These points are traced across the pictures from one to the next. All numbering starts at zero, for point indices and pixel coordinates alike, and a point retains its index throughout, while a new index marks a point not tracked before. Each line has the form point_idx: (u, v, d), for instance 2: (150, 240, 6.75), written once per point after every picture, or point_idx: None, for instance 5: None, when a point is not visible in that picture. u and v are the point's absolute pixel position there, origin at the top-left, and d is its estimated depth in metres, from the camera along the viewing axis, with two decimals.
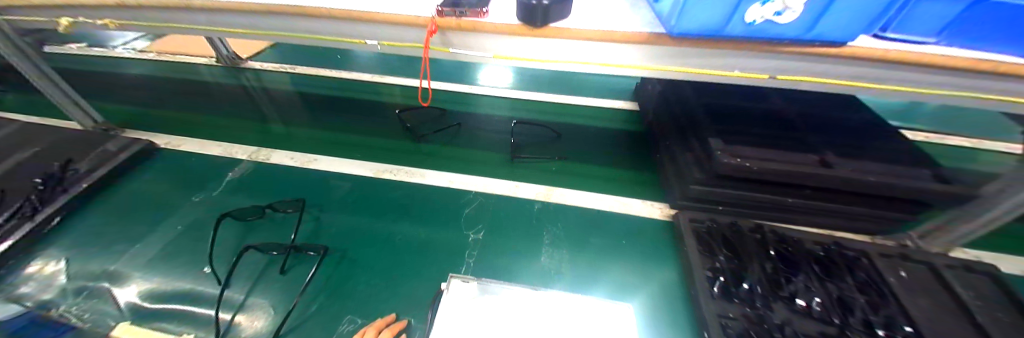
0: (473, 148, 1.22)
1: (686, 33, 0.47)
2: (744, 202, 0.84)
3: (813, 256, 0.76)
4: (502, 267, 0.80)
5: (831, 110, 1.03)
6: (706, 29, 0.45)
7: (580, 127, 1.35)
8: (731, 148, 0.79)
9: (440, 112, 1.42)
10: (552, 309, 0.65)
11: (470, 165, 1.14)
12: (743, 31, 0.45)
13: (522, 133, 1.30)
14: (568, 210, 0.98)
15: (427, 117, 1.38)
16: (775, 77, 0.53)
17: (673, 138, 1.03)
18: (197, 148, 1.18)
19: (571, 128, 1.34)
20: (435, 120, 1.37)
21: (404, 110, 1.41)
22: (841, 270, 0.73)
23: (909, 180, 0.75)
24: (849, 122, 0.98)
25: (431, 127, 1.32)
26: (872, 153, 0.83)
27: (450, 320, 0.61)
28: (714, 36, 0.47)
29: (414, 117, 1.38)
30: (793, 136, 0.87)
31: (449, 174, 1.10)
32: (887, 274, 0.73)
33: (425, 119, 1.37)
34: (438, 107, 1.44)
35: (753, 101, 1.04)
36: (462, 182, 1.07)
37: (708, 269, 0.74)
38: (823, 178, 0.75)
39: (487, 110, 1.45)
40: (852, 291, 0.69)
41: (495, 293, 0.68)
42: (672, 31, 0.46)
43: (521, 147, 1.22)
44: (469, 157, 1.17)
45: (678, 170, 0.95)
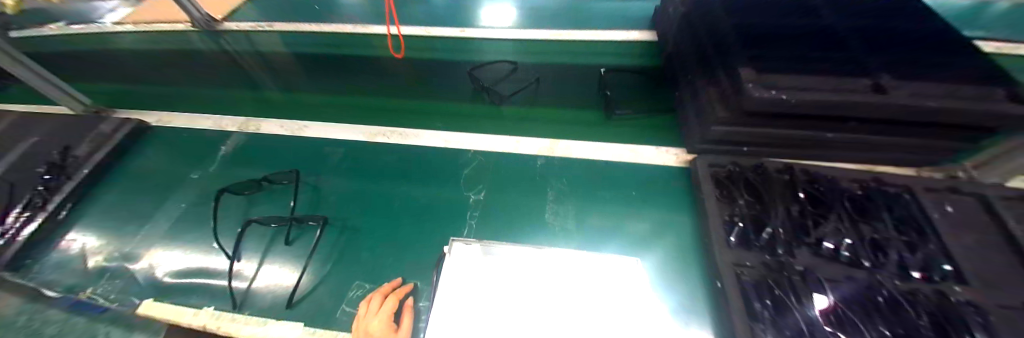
0: (471, 101, 1.13)
1: None
2: (771, 140, 0.75)
3: (846, 196, 0.69)
4: (506, 226, 0.78)
5: (889, 20, 0.86)
6: None
7: (588, 67, 1.21)
8: (763, 79, 0.68)
9: (511, 67, 1.24)
10: (561, 268, 0.63)
11: (467, 121, 1.07)
12: None
13: (615, 85, 1.13)
14: (575, 163, 0.91)
15: (500, 74, 1.22)
16: None
17: (694, 72, 0.90)
18: (188, 123, 1.15)
19: (578, 70, 1.21)
20: (509, 76, 1.21)
21: (474, 68, 1.24)
22: (878, 209, 0.66)
23: (979, 102, 0.63)
24: (910, 33, 0.82)
25: (509, 86, 1.17)
26: (936, 71, 0.70)
27: (455, 282, 0.59)
28: None
29: (487, 75, 1.22)
30: (841, 56, 0.73)
31: (444, 133, 1.03)
32: (931, 211, 0.66)
33: (498, 77, 1.21)
34: (507, 61, 1.27)
35: (793, 17, 0.87)
36: (459, 140, 1.00)
37: (726, 215, 0.68)
38: (873, 107, 0.63)
39: (482, 56, 1.31)
40: (889, 231, 0.63)
41: (498, 253, 0.65)
42: None
43: (616, 101, 1.07)
44: (466, 113, 1.09)
45: (697, 109, 0.85)
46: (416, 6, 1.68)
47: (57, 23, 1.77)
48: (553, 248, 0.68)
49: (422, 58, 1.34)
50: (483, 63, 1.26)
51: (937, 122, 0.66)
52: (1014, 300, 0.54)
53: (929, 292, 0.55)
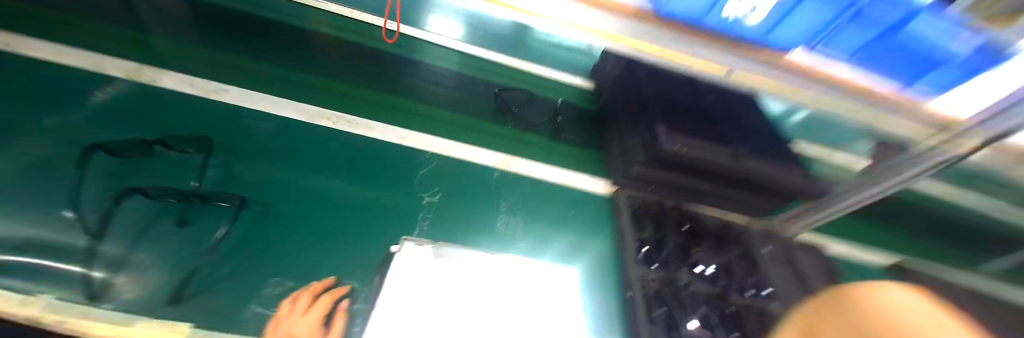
0: (432, 103, 1.12)
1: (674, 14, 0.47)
2: (672, 185, 0.96)
3: (712, 233, 0.93)
4: (456, 231, 0.79)
5: (751, 111, 1.20)
6: (689, 16, 0.47)
7: (542, 97, 1.34)
8: (672, 136, 0.88)
9: (529, 94, 1.31)
10: (506, 273, 0.69)
11: (426, 121, 1.05)
12: (719, 24, 0.49)
13: (566, 115, 1.30)
14: (524, 179, 1.00)
15: (527, 101, 1.27)
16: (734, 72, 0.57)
17: (624, 121, 1.09)
18: (43, 54, 0.87)
19: (532, 96, 1.32)
20: (532, 104, 1.28)
21: (504, 90, 1.26)
22: (730, 245, 0.91)
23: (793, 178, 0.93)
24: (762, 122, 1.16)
25: (531, 115, 1.23)
26: (771, 152, 1.01)
27: (403, 284, 0.60)
28: (693, 25, 0.49)
29: (516, 99, 1.26)
30: (719, 131, 1.01)
31: (398, 129, 1.00)
32: (759, 248, 0.95)
33: (522, 101, 1.26)
34: (472, 73, 1.30)
35: (694, 94, 1.15)
36: (414, 140, 0.99)
37: (636, 239, 0.84)
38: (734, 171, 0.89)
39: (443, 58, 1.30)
40: (736, 261, 0.87)
41: (448, 256, 0.68)
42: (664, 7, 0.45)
43: (563, 127, 1.24)
44: (426, 113, 1.08)
45: (624, 151, 1.03)
46: None
47: None
48: (501, 254, 0.73)
49: None
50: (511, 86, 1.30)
51: (768, 185, 0.96)
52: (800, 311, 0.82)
53: (757, 305, 0.78)
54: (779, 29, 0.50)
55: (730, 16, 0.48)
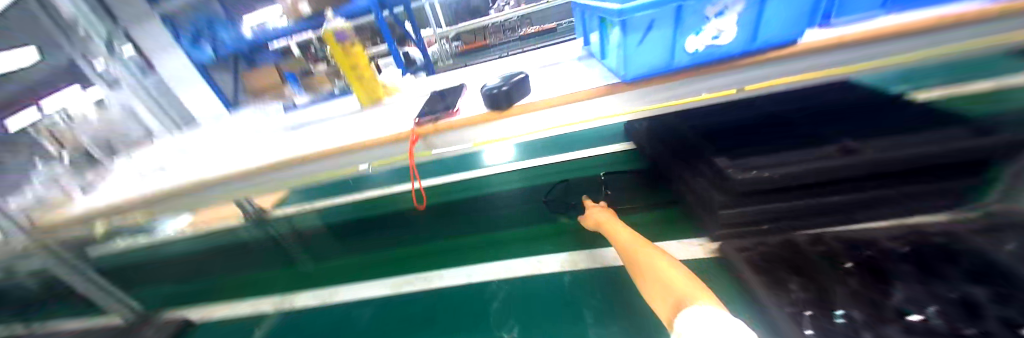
0: (490, 230, 1.19)
1: (639, 76, 0.63)
2: (784, 214, 0.76)
3: (898, 257, 0.65)
4: None
5: (824, 96, 1.02)
6: (657, 68, 0.62)
7: (584, 180, 1.31)
8: (740, 162, 0.76)
9: (566, 184, 1.31)
10: None
11: (489, 250, 1.09)
12: (691, 58, 0.61)
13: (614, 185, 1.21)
14: (599, 274, 0.89)
15: (577, 189, 1.26)
16: (742, 88, 0.64)
17: (676, 167, 0.99)
18: (229, 311, 1.19)
19: (581, 180, 1.31)
20: (578, 191, 1.25)
21: (548, 192, 1.28)
22: (935, 263, 0.62)
23: (949, 142, 0.68)
24: (846, 101, 0.96)
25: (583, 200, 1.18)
26: (888, 126, 0.78)
27: None
28: (674, 69, 0.63)
29: (561, 193, 1.26)
30: (796, 131, 0.84)
31: (465, 269, 1.05)
32: (993, 251, 0.63)
33: (564, 193, 1.26)
34: (517, 188, 1.40)
35: (741, 110, 1.04)
36: (481, 273, 1.01)
37: (787, 304, 0.61)
38: (851, 167, 0.69)
39: (495, 189, 1.45)
40: (964, 285, 0.58)
41: None
42: (616, 75, 0.68)
43: (618, 198, 1.14)
44: (487, 242, 1.13)
45: (697, 197, 0.88)
46: (431, 162, 1.98)
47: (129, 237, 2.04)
48: None
49: (440, 201, 1.49)
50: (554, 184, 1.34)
51: (927, 165, 0.70)
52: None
53: None
54: (761, 32, 0.59)
55: (696, 49, 0.60)
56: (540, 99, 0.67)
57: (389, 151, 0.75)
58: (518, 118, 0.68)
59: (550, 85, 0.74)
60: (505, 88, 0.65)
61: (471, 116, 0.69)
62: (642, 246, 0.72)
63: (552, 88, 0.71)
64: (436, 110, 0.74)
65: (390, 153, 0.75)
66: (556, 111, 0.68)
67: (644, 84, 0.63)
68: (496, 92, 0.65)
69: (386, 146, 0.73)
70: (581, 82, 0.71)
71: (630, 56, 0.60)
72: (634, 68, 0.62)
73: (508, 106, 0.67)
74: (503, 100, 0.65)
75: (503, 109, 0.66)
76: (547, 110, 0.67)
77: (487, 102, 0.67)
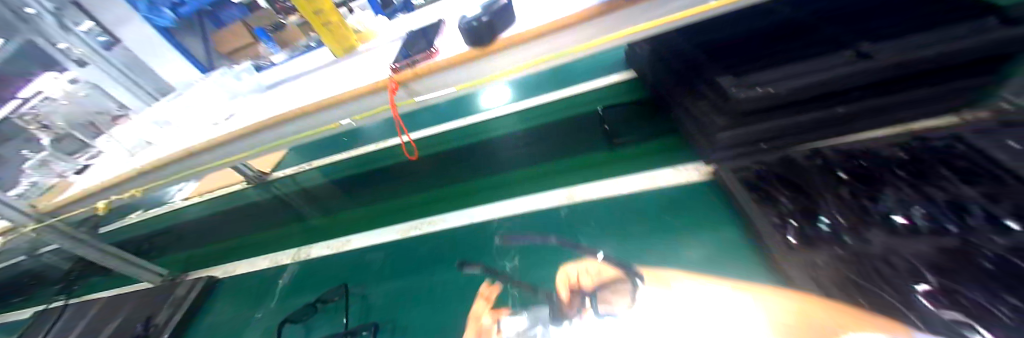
0: (489, 174, 1.20)
1: None
2: (785, 131, 0.74)
3: (897, 165, 0.64)
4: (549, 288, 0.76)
5: None
6: None
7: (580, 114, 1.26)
8: (745, 80, 0.72)
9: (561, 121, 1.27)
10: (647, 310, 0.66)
11: (489, 193, 1.12)
12: None
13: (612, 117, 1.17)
14: (597, 204, 0.92)
15: (573, 126, 1.22)
16: None
17: (676, 91, 0.94)
18: (250, 266, 1.29)
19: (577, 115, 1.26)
20: (575, 127, 1.21)
21: (542, 131, 1.26)
22: (931, 168, 0.61)
23: (976, 35, 0.61)
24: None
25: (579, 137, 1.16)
26: (910, 23, 0.71)
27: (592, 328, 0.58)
28: None
29: (556, 131, 1.23)
30: (807, 40, 0.77)
31: (466, 211, 1.09)
32: (991, 151, 0.60)
33: (558, 132, 1.23)
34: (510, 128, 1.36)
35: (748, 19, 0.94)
36: (482, 213, 1.05)
37: (774, 216, 0.65)
38: (861, 75, 0.65)
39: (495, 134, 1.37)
40: (956, 184, 0.57)
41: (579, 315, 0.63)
42: None
43: (616, 131, 1.11)
44: (486, 186, 1.16)
45: (697, 121, 0.86)
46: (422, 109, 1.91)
47: (143, 210, 2.11)
48: None
49: (434, 148, 1.47)
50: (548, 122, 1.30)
51: (951, 65, 0.64)
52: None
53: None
54: None
55: None
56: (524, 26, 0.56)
57: (375, 100, 0.71)
58: (501, 54, 0.61)
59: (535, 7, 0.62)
60: (484, 19, 0.55)
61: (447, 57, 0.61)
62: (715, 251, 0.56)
63: (537, 11, 0.60)
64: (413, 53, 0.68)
65: (378, 102, 0.72)
66: (542, 43, 0.59)
67: None
68: (474, 24, 0.55)
69: (368, 97, 0.70)
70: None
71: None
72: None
73: (493, 39, 0.57)
74: (486, 32, 0.56)
75: (487, 43, 0.57)
76: (532, 45, 0.60)
77: (467, 38, 0.58)
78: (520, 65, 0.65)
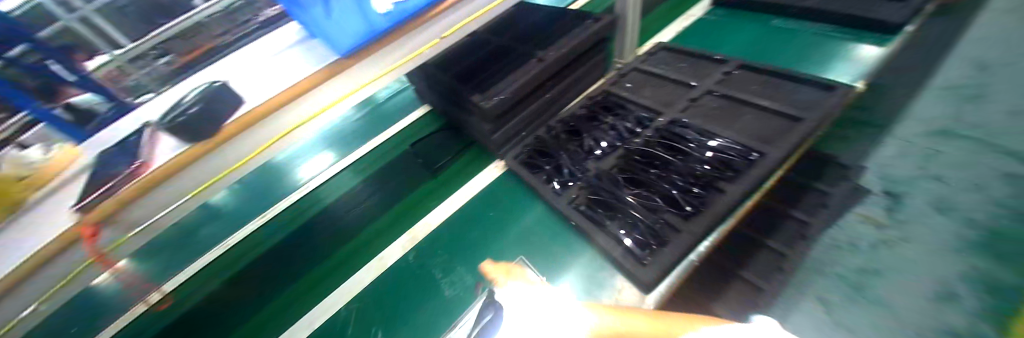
0: (307, 265, 0.97)
1: (353, 46, 0.55)
2: (529, 119, 1.01)
3: (583, 118, 0.99)
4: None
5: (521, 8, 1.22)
6: (363, 34, 0.55)
7: (390, 155, 1.21)
8: (488, 93, 0.92)
9: (377, 170, 1.18)
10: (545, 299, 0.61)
11: (317, 284, 0.92)
12: (387, 20, 0.57)
13: (425, 148, 1.19)
14: (439, 231, 0.93)
15: (392, 170, 1.15)
16: (444, 37, 0.68)
17: (455, 111, 1.08)
18: None
19: (386, 159, 1.20)
20: (393, 170, 1.16)
21: (360, 187, 1.13)
22: (602, 112, 0.99)
23: (589, 32, 0.98)
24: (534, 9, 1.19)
25: (397, 178, 1.13)
26: (559, 26, 1.06)
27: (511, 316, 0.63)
28: (376, 36, 0.57)
29: (377, 181, 1.13)
30: (514, 51, 1.03)
31: (303, 320, 0.85)
32: (622, 91, 1.03)
33: (375, 183, 1.13)
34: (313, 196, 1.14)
35: (476, 40, 1.15)
36: (324, 309, 0.86)
37: (545, 180, 0.89)
38: (547, 70, 0.95)
39: (318, 207, 1.10)
40: (614, 117, 0.96)
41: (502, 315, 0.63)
42: (339, 51, 0.54)
43: (434, 159, 1.15)
44: (307, 279, 0.94)
45: (477, 131, 1.04)
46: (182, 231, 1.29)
47: None
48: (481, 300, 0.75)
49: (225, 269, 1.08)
50: (359, 176, 1.17)
51: (586, 50, 1.02)
52: (692, 95, 0.93)
53: (652, 131, 0.87)
54: None
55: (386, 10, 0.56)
56: (254, 103, 0.49)
57: (61, 268, 0.46)
58: (235, 141, 0.49)
59: (256, 78, 0.55)
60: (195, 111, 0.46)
61: (158, 166, 0.45)
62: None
63: (263, 83, 0.54)
64: (114, 175, 0.46)
65: (69, 268, 0.47)
66: (284, 116, 0.53)
67: (363, 54, 0.57)
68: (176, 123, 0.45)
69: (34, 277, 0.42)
70: (289, 69, 0.55)
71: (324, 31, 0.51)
72: (341, 37, 0.53)
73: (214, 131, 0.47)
74: (211, 125, 0.46)
75: (212, 135, 0.46)
76: (271, 121, 0.52)
77: (181, 136, 0.46)
78: (264, 143, 0.54)
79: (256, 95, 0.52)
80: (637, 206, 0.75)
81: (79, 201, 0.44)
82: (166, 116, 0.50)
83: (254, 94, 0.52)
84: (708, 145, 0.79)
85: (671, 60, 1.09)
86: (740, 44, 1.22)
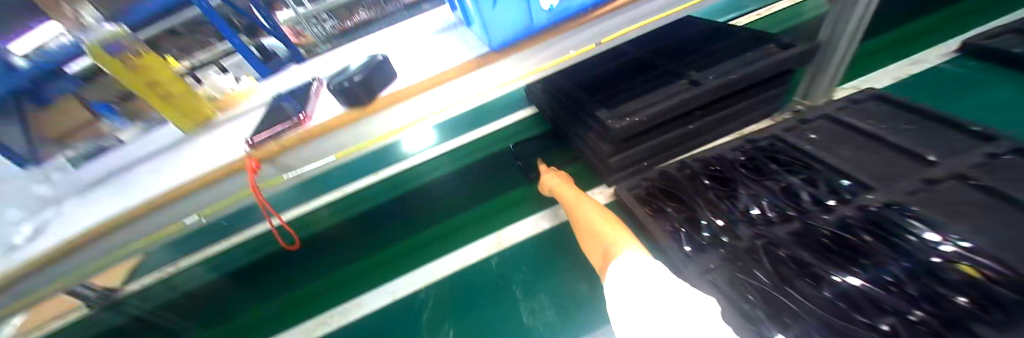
0: (396, 238, 0.98)
1: (506, 42, 0.50)
2: (657, 148, 0.85)
3: (739, 165, 0.79)
4: None
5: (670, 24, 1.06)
6: (519, 29, 0.50)
7: (495, 152, 1.17)
8: (619, 110, 0.78)
9: (480, 164, 1.15)
10: None
11: (402, 261, 0.91)
12: (548, 16, 0.50)
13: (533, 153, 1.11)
14: (526, 244, 0.85)
15: (494, 168, 1.11)
16: (601, 42, 0.55)
17: (569, 124, 0.97)
18: None
19: (490, 158, 1.15)
20: (496, 169, 1.11)
21: (461, 176, 1.12)
22: (767, 163, 0.77)
23: (773, 60, 0.78)
24: (692, 25, 1.02)
25: (496, 177, 1.08)
26: (721, 47, 0.87)
27: None
28: (530, 33, 0.51)
29: (478, 175, 1.11)
30: (657, 70, 0.88)
31: (385, 288, 0.85)
32: (800, 143, 0.79)
33: (476, 176, 1.10)
34: (419, 176, 1.18)
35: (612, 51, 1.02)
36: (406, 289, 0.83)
37: (669, 224, 0.73)
38: (700, 97, 0.76)
39: (417, 184, 1.14)
40: (784, 175, 0.74)
41: None
42: (493, 44, 0.49)
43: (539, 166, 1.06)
44: (395, 253, 0.94)
45: (590, 149, 0.91)
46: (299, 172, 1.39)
47: None
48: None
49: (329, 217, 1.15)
50: (462, 166, 1.16)
51: (758, 81, 0.81)
52: (928, 173, 0.65)
53: (852, 210, 0.63)
54: None
55: (550, 6, 0.49)
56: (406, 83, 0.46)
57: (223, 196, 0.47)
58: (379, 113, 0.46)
59: (413, 63, 0.54)
60: (356, 78, 0.43)
61: (320, 124, 0.44)
62: (608, 228, 0.58)
63: (419, 66, 0.51)
64: (274, 122, 0.47)
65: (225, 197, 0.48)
66: (427, 98, 0.48)
67: (514, 50, 0.50)
68: (343, 85, 0.42)
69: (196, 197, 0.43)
70: (448, 53, 0.53)
71: (485, 19, 0.46)
72: (497, 31, 0.48)
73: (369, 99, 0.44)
74: (364, 94, 0.44)
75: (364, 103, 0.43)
76: (414, 100, 0.47)
77: (339, 97, 0.45)
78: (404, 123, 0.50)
79: (411, 76, 0.49)
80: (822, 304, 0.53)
81: (253, 135, 0.44)
82: (333, 77, 0.46)
83: (408, 75, 0.50)
84: None
85: (884, 116, 0.80)
86: (999, 111, 0.85)
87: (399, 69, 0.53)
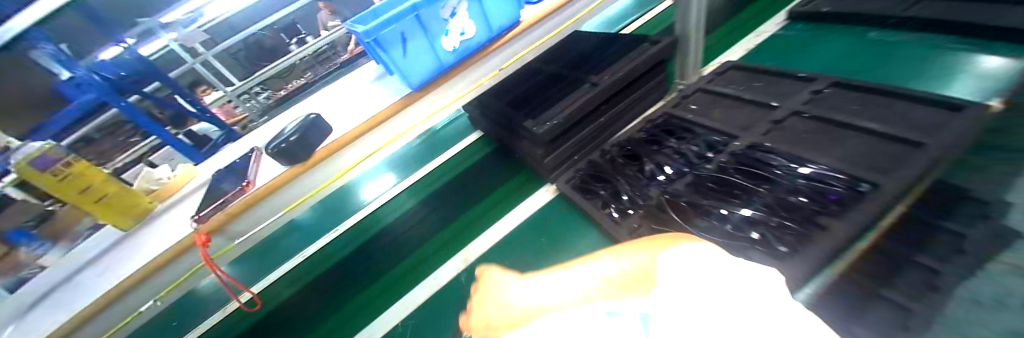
0: (369, 281, 1.01)
1: (424, 81, 0.60)
2: (581, 143, 0.99)
3: (645, 142, 0.95)
4: None
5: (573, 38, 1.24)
6: (432, 70, 0.60)
7: (450, 177, 1.25)
8: (540, 119, 0.91)
9: (437, 191, 1.21)
10: None
11: (377, 300, 0.94)
12: (454, 56, 0.61)
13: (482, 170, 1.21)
14: (488, 253, 0.92)
15: (451, 192, 1.18)
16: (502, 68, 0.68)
17: (507, 138, 1.09)
18: None
19: (447, 183, 1.23)
20: (453, 192, 1.18)
21: (421, 207, 1.18)
22: (665, 136, 0.94)
23: (649, 55, 0.96)
24: (589, 36, 1.20)
25: (455, 200, 1.15)
26: (612, 51, 1.05)
27: None
28: (443, 71, 0.62)
29: (437, 202, 1.17)
30: (566, 79, 1.03)
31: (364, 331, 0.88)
32: (686, 114, 0.97)
33: (436, 203, 1.17)
34: (382, 217, 1.21)
35: (530, 70, 1.18)
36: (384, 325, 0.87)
37: (600, 205, 0.85)
38: (601, 95, 0.92)
39: (382, 225, 1.18)
40: (678, 142, 0.90)
41: None
42: (413, 84, 0.59)
43: (490, 181, 1.15)
44: (369, 295, 0.96)
45: (528, 156, 1.04)
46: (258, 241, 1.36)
47: None
48: None
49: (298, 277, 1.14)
50: (422, 197, 1.22)
51: (643, 73, 0.99)
52: (773, 118, 0.84)
53: (725, 158, 0.79)
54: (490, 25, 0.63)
55: (452, 48, 0.61)
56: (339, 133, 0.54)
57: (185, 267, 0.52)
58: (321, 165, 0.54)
59: (344, 114, 0.62)
60: (292, 137, 0.49)
61: (262, 184, 0.50)
62: None
63: (350, 116, 0.60)
64: (224, 192, 0.53)
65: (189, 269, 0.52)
66: (362, 142, 0.57)
67: (431, 87, 0.60)
68: (281, 146, 0.49)
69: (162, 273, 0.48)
70: (374, 100, 0.62)
71: (400, 66, 0.56)
72: (414, 74, 0.58)
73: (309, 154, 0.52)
74: (301, 149, 0.51)
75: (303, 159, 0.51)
76: (350, 148, 0.56)
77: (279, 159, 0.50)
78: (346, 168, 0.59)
79: (343, 126, 0.57)
80: (714, 235, 0.67)
81: (198, 214, 0.50)
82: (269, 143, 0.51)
83: (341, 126, 0.58)
84: (799, 172, 0.69)
85: (743, 80, 1.01)
86: (821, 61, 1.10)
87: (332, 121, 0.61)
